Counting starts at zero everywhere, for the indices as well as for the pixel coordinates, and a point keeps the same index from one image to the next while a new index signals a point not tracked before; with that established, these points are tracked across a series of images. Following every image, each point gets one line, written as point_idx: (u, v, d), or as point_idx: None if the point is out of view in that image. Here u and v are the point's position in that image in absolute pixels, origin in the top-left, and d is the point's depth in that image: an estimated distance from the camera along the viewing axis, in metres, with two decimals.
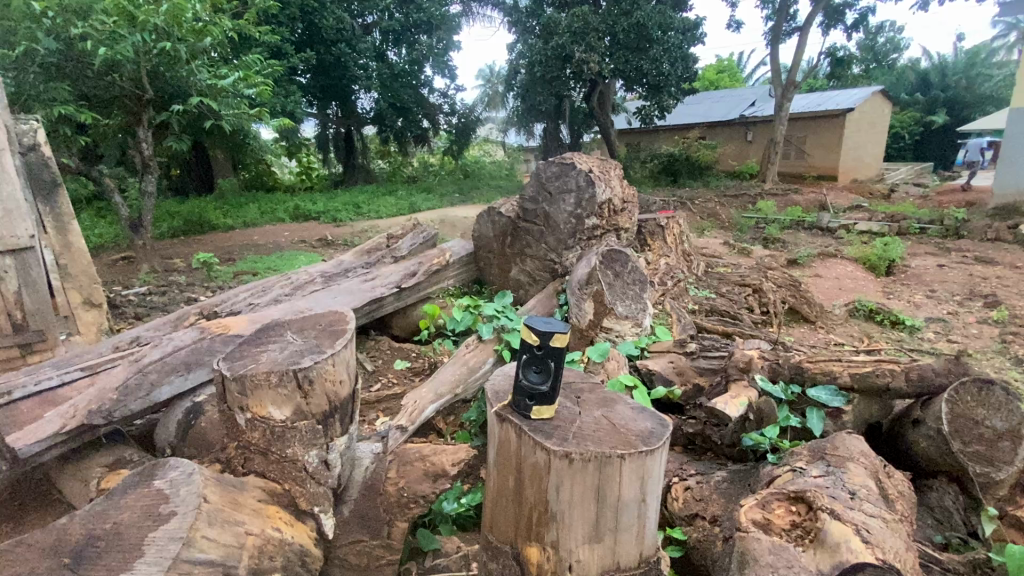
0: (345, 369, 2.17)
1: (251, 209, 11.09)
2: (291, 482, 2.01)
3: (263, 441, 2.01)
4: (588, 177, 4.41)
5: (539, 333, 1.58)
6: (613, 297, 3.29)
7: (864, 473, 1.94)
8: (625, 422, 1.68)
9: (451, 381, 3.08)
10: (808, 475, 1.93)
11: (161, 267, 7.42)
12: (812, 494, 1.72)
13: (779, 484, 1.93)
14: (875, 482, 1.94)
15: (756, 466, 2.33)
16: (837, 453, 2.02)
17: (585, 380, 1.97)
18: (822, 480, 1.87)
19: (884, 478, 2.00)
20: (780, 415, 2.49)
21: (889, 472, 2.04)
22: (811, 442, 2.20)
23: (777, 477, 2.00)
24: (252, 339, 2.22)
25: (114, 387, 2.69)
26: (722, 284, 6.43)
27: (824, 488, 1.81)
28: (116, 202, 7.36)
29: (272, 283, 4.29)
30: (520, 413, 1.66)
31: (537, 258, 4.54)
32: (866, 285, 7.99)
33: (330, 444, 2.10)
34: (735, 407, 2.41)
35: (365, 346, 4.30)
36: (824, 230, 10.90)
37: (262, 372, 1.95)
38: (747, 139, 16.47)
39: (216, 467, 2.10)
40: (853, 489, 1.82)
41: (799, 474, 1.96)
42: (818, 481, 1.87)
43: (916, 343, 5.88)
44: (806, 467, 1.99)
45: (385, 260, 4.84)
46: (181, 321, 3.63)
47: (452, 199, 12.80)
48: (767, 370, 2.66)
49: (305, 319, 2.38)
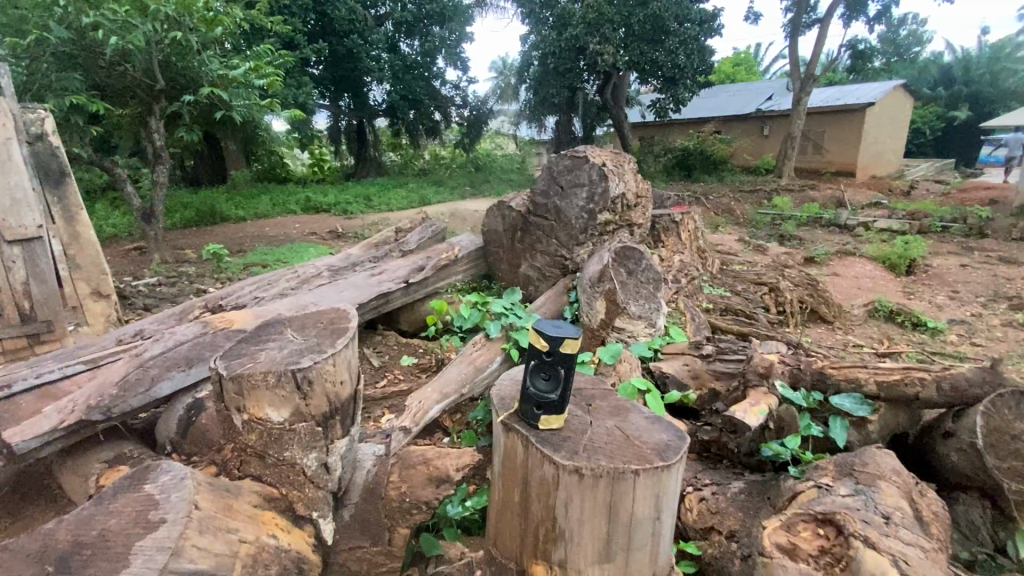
0: (346, 369, 2.08)
1: (264, 200, 11.11)
2: (289, 486, 1.94)
3: (259, 443, 1.94)
4: (601, 171, 4.33)
5: (549, 339, 1.47)
6: (626, 297, 3.18)
7: (896, 492, 1.80)
8: (640, 435, 1.57)
9: (457, 380, 2.99)
10: (836, 494, 1.79)
11: (172, 258, 7.42)
12: (842, 518, 1.61)
13: (802, 503, 1.81)
14: (909, 503, 1.81)
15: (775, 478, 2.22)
16: (867, 471, 1.88)
17: (597, 387, 1.86)
18: (853, 501, 1.74)
19: (918, 498, 1.87)
20: (801, 424, 2.34)
21: (923, 491, 1.90)
22: (838, 456, 2.05)
23: (800, 492, 1.84)
24: (251, 337, 2.14)
25: (114, 380, 2.65)
26: (737, 282, 6.30)
27: (855, 511, 1.68)
28: (128, 192, 7.40)
29: (278, 276, 4.22)
30: (527, 422, 1.55)
31: (547, 253, 4.43)
32: (886, 285, 7.78)
33: (330, 447, 2.02)
34: (755, 416, 2.27)
35: (372, 341, 4.28)
36: (841, 227, 10.65)
37: (260, 372, 1.88)
38: (764, 133, 16.15)
39: (211, 470, 2.03)
40: (887, 512, 1.69)
41: (824, 490, 1.84)
42: (847, 501, 1.74)
43: (938, 345, 5.71)
44: (832, 484, 1.85)
45: (393, 254, 4.74)
46: (185, 314, 3.57)
47: (464, 192, 12.72)
48: (787, 376, 2.52)
49: (308, 316, 2.28)
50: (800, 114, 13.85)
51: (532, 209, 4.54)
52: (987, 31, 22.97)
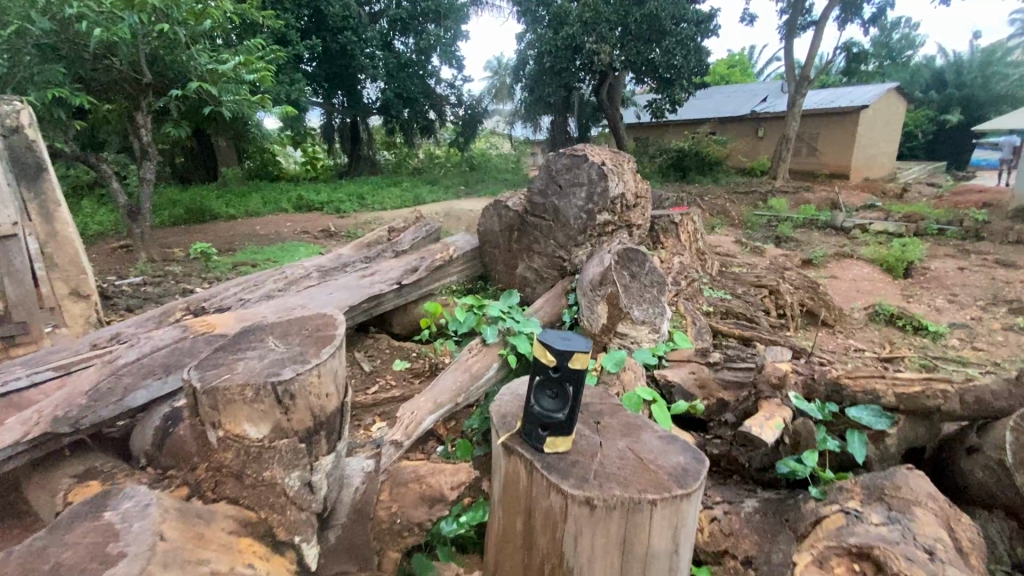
0: (332, 381, 1.92)
1: (255, 198, 10.87)
2: (268, 510, 1.78)
3: (236, 462, 1.77)
4: (600, 170, 4.17)
5: (557, 353, 1.31)
6: (629, 301, 3.03)
7: (934, 520, 1.68)
8: (657, 458, 1.42)
9: (452, 389, 2.82)
10: (867, 522, 1.67)
11: (159, 257, 7.20)
12: (882, 553, 1.48)
13: (830, 531, 1.70)
14: (947, 532, 1.68)
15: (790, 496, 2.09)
16: (900, 496, 1.77)
17: (605, 402, 1.71)
18: (889, 531, 1.62)
19: (955, 525, 1.74)
20: (818, 438, 2.18)
21: (959, 516, 1.78)
22: (865, 477, 1.93)
23: (827, 516, 1.74)
24: (229, 345, 1.97)
25: (84, 390, 2.47)
26: (737, 284, 6.17)
27: (896, 544, 1.55)
28: (114, 189, 7.18)
29: (264, 277, 4.05)
30: (531, 444, 1.40)
31: (545, 255, 4.29)
32: (885, 288, 7.70)
33: (315, 464, 1.88)
34: (771, 432, 2.13)
35: (363, 344, 4.17)
36: (838, 230, 10.57)
37: (236, 386, 1.72)
38: (759, 134, 16.07)
39: (183, 491, 1.86)
40: (930, 546, 1.57)
41: (856, 520, 1.70)
42: (881, 531, 1.61)
43: (940, 350, 5.61)
44: (861, 510, 1.73)
45: (385, 254, 4.57)
46: (166, 317, 3.39)
47: (458, 192, 12.53)
48: (801, 387, 2.40)
49: (291, 322, 2.11)
50: (795, 115, 13.78)
51: (529, 208, 4.40)
52: (978, 34, 23.10)
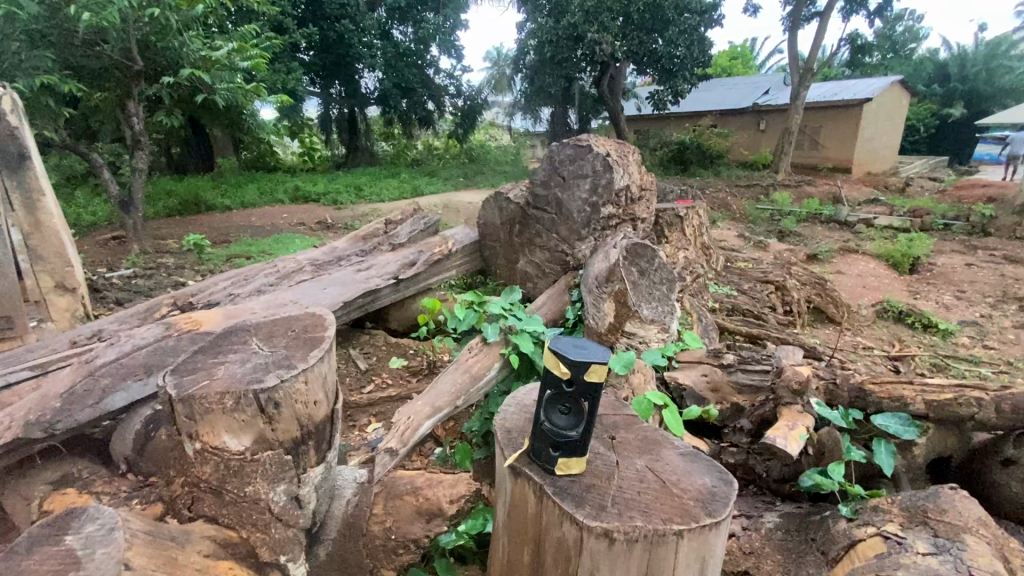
0: (321, 388, 1.77)
1: (251, 189, 10.68)
2: (251, 528, 1.64)
3: (215, 477, 1.62)
4: (605, 161, 3.99)
5: (571, 364, 1.16)
6: (638, 298, 2.87)
7: (988, 550, 1.56)
8: (681, 481, 1.28)
9: (450, 391, 2.67)
10: (915, 553, 1.56)
11: (153, 248, 7.03)
12: None
13: (869, 559, 1.61)
14: (1002, 563, 1.56)
15: (817, 514, 1.96)
16: (947, 521, 1.65)
17: (619, 414, 1.56)
18: (941, 566, 1.50)
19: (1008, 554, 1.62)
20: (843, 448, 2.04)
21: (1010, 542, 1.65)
22: (902, 496, 1.81)
23: (864, 540, 1.69)
24: (209, 348, 1.81)
25: (58, 393, 2.30)
26: (743, 280, 6.02)
27: None
28: (106, 179, 7.00)
29: (255, 271, 3.87)
30: (538, 465, 1.26)
31: (547, 249, 4.13)
32: (891, 284, 7.56)
33: (303, 476, 1.73)
34: (796, 443, 1.98)
35: (359, 341, 4.04)
36: (842, 224, 10.40)
37: (215, 394, 1.57)
38: (760, 128, 15.76)
39: (158, 508, 1.71)
40: None
41: (900, 549, 1.60)
42: (930, 563, 1.52)
43: (951, 349, 5.48)
44: (906, 538, 1.62)
45: (382, 248, 4.40)
46: (151, 313, 3.22)
47: (457, 183, 12.34)
48: (823, 393, 2.27)
49: (277, 322, 1.95)
50: (798, 108, 13.52)
51: (531, 201, 4.22)
52: (983, 27, 22.80)
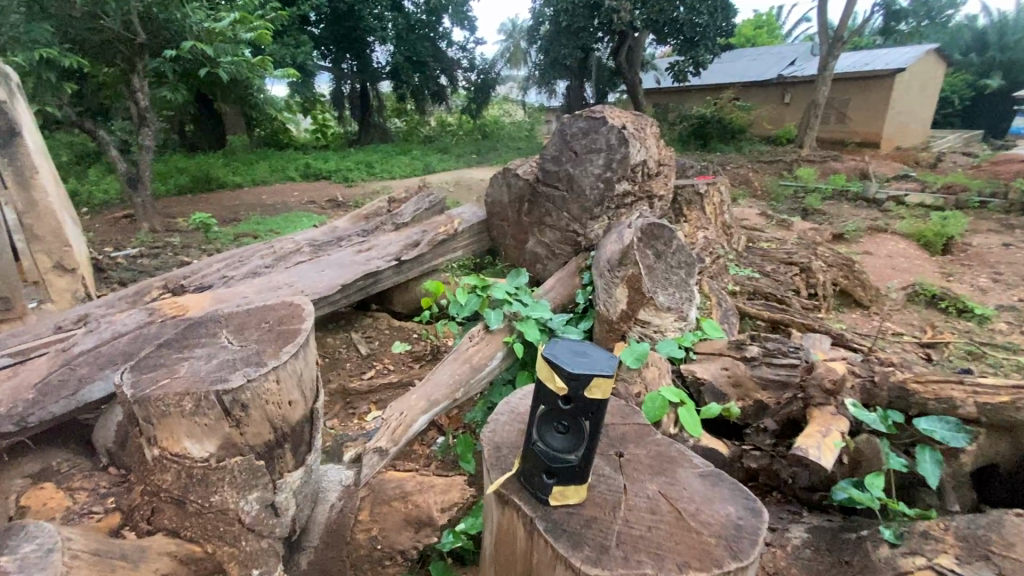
0: (297, 386, 1.60)
1: (261, 166, 10.54)
2: (216, 542, 1.49)
3: (177, 486, 1.47)
4: (621, 134, 3.71)
5: (570, 378, 0.99)
6: (653, 285, 2.65)
7: None
8: (700, 512, 1.10)
9: (449, 383, 2.49)
10: None
11: (163, 227, 6.92)
12: None
13: None
14: None
15: (854, 534, 1.77)
16: (1012, 556, 1.55)
17: (629, 423, 1.36)
18: None
19: None
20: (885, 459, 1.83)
21: None
22: (957, 522, 1.68)
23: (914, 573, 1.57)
24: (173, 342, 1.64)
25: (32, 383, 2.17)
26: (765, 261, 5.70)
27: None
28: (114, 156, 6.88)
29: (250, 252, 3.70)
30: (528, 494, 1.12)
31: (557, 229, 3.89)
32: (922, 265, 7.14)
33: (279, 482, 1.58)
34: (830, 455, 1.80)
35: (361, 325, 3.87)
36: (870, 202, 9.88)
37: (173, 395, 1.40)
38: (784, 101, 15.01)
39: (114, 520, 1.55)
40: None
41: None
42: None
43: (987, 335, 5.15)
44: None
45: (385, 227, 4.20)
46: (141, 296, 3.08)
47: (469, 160, 12.04)
48: (859, 392, 2.06)
49: (250, 313, 1.77)
50: (826, 80, 12.75)
51: (541, 177, 3.97)
52: None
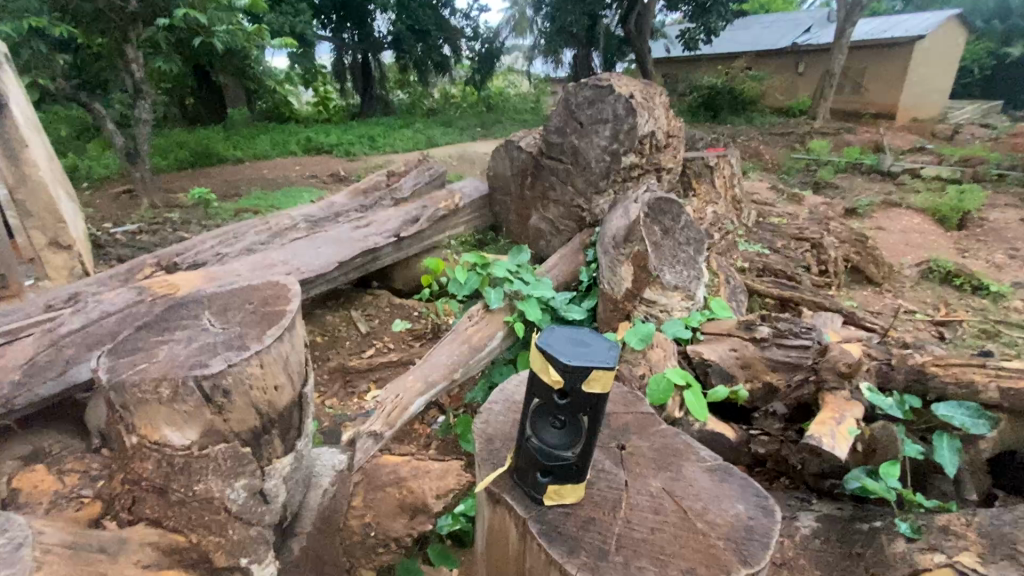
0: (284, 369, 1.53)
1: (262, 140, 10.32)
2: (201, 532, 1.44)
3: (158, 475, 1.41)
4: (628, 103, 3.52)
5: (565, 372, 0.98)
6: (660, 262, 2.55)
7: None
8: (706, 512, 1.09)
9: (448, 364, 2.43)
10: None
11: (163, 202, 6.80)
12: None
13: None
14: None
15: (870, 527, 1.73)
16: None
17: (632, 412, 1.34)
18: None
19: None
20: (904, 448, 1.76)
21: None
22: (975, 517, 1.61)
23: (931, 569, 1.50)
24: (154, 324, 1.56)
25: (18, 363, 2.11)
26: (776, 237, 5.54)
27: None
28: (111, 130, 6.72)
29: (245, 227, 3.59)
30: (523, 494, 1.13)
31: (561, 204, 3.77)
32: (936, 241, 6.94)
33: (268, 468, 1.51)
34: (844, 443, 1.75)
35: (361, 302, 3.78)
36: (884, 175, 9.60)
37: (149, 382, 1.33)
38: (798, 71, 14.44)
39: (95, 510, 1.50)
40: None
41: None
42: None
43: (1002, 313, 5.00)
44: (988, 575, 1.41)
45: (384, 202, 4.08)
46: (133, 274, 3.00)
47: (473, 133, 11.75)
48: (875, 375, 1.97)
49: (234, 293, 1.68)
50: (840, 47, 12.05)
51: (544, 149, 3.82)
52: None
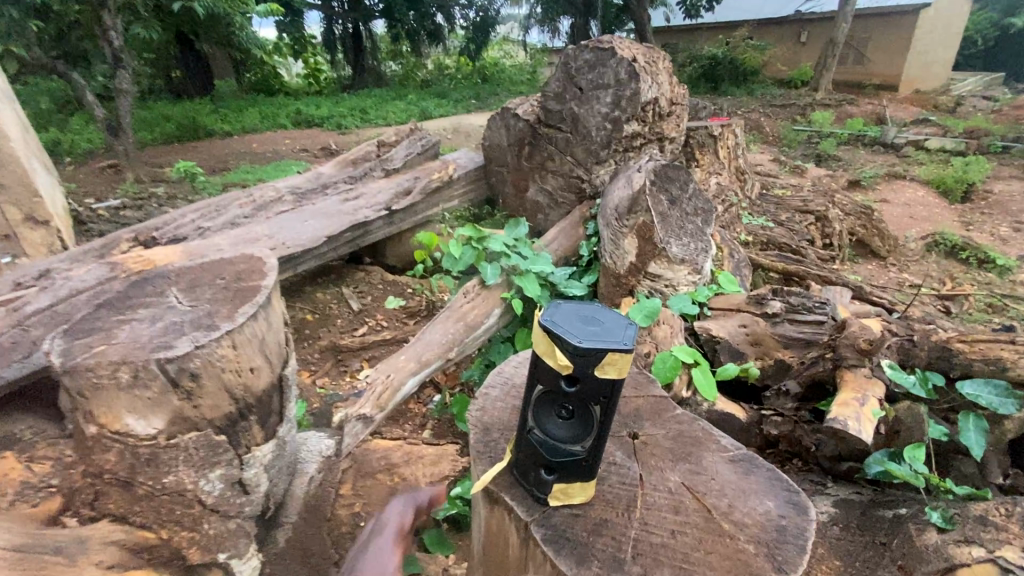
0: (261, 350, 1.40)
1: (251, 113, 9.97)
2: (174, 527, 1.33)
3: (122, 467, 1.29)
4: (631, 68, 3.31)
5: (575, 357, 0.87)
6: (666, 234, 2.38)
7: None
8: (733, 511, 1.03)
9: (442, 343, 2.31)
10: None
11: (149, 177, 6.53)
12: None
13: None
14: None
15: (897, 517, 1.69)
16: None
17: (642, 396, 1.30)
18: None
19: None
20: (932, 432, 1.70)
21: None
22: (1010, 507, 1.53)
23: (969, 565, 1.43)
24: (116, 302, 1.42)
25: None
26: (781, 210, 5.38)
27: None
28: (91, 102, 6.41)
29: (228, 199, 3.39)
30: (526, 495, 1.05)
31: (560, 175, 3.60)
32: (940, 214, 6.81)
33: (246, 457, 1.39)
34: (870, 426, 1.65)
35: (353, 278, 3.62)
36: (887, 147, 9.39)
37: (106, 365, 1.20)
38: (800, 40, 14.01)
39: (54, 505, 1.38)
40: None
41: None
42: None
43: (1009, 287, 4.90)
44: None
45: (374, 173, 3.88)
46: (109, 250, 2.83)
47: (468, 105, 11.39)
48: (895, 352, 1.86)
49: (205, 267, 1.53)
50: (846, 14, 11.56)
51: (542, 117, 3.62)
52: None
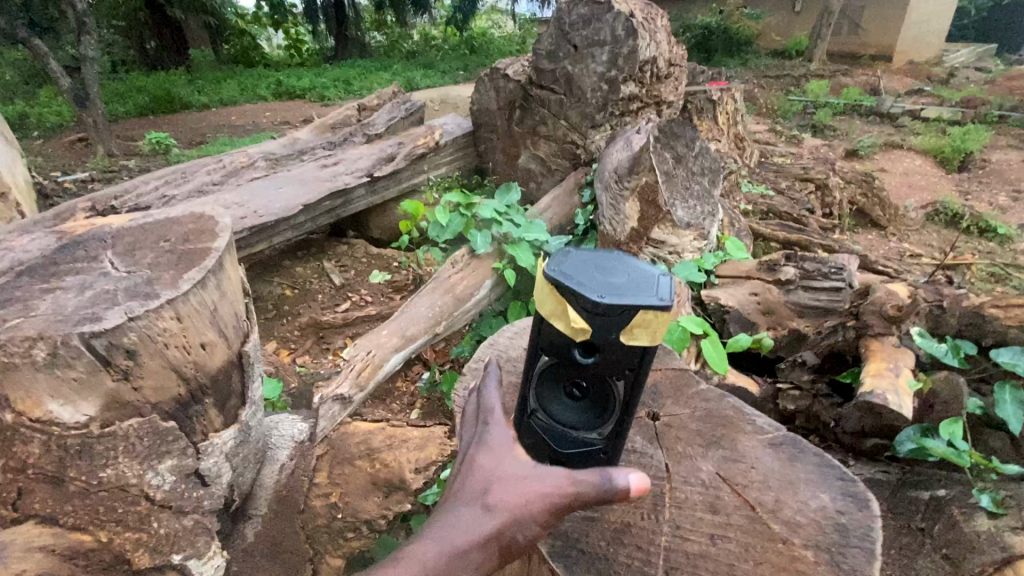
0: (215, 321, 1.20)
1: (228, 84, 9.47)
2: (118, 527, 1.16)
3: (48, 463, 1.10)
4: (629, 22, 3.06)
5: (587, 317, 0.76)
6: (670, 197, 2.20)
7: None
8: (782, 508, 1.01)
9: (429, 317, 2.14)
10: None
11: (122, 151, 6.10)
12: None
13: None
14: None
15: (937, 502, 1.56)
16: None
17: (664, 368, 1.25)
18: None
19: None
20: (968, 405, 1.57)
21: None
22: None
23: None
24: (43, 267, 1.21)
25: None
26: (780, 178, 5.20)
27: None
28: (53, 70, 5.97)
29: (196, 166, 3.13)
30: None
31: (553, 140, 3.38)
32: (938, 183, 6.67)
33: (205, 444, 1.22)
34: (909, 399, 1.51)
35: (335, 251, 3.40)
36: (884, 117, 9.17)
37: (20, 340, 1.00)
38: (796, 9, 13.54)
39: None
40: None
41: None
42: None
43: (1010, 256, 4.78)
44: None
45: (354, 139, 3.62)
46: (63, 220, 2.57)
47: (455, 76, 10.94)
48: (924, 320, 1.71)
49: (149, 229, 1.33)
50: None
51: (534, 78, 3.38)
52: None
